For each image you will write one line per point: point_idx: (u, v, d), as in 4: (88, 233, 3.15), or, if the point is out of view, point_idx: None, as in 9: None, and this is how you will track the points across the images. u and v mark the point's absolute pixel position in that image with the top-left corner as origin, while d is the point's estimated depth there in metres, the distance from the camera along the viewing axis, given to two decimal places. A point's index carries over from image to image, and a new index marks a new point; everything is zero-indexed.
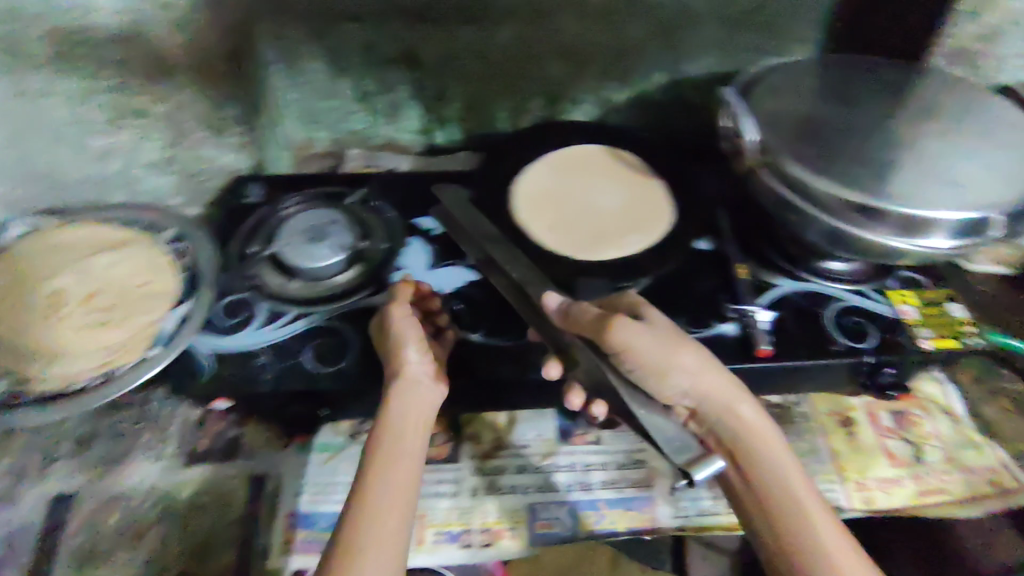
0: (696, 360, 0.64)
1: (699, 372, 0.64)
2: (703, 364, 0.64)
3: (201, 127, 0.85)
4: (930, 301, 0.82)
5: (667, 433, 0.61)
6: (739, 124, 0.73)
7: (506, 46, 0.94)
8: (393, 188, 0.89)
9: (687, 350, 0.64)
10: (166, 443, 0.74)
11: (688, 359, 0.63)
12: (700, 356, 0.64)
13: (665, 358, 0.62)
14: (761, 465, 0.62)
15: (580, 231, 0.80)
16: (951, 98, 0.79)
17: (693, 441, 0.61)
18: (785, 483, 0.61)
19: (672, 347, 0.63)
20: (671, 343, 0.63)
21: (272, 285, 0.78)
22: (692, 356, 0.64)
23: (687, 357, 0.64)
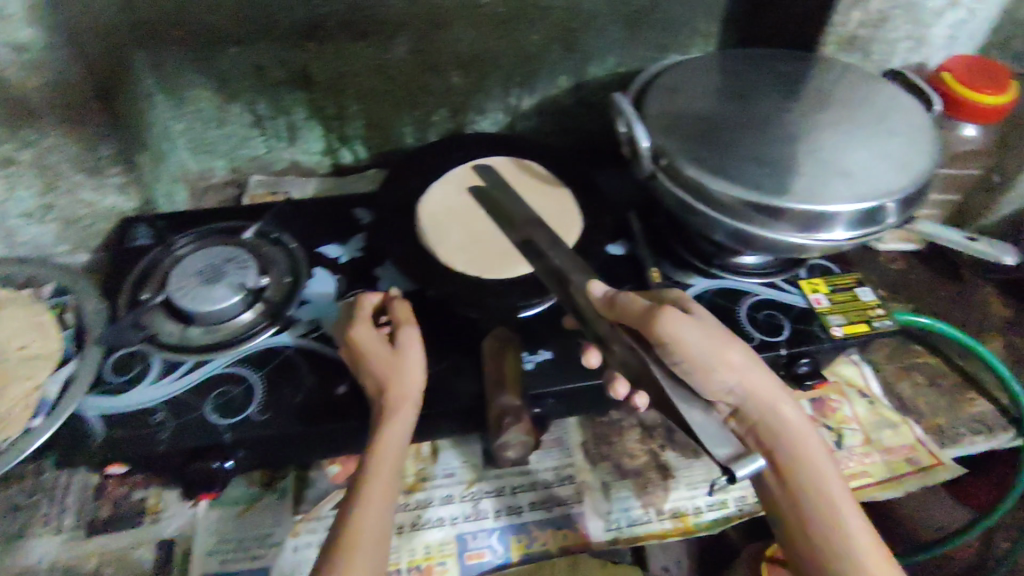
0: (743, 358, 0.62)
1: (744, 370, 0.62)
2: (749, 364, 0.62)
3: (76, 171, 0.77)
4: (840, 287, 0.83)
5: (708, 429, 0.57)
6: (632, 130, 0.72)
7: (404, 60, 0.90)
8: (295, 218, 0.86)
9: (736, 348, 0.62)
10: (66, 513, 0.70)
11: (736, 357, 0.62)
12: (746, 353, 0.63)
13: (715, 355, 0.60)
14: (804, 463, 0.61)
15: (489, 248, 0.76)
16: (841, 86, 0.80)
17: (735, 440, 0.57)
18: (822, 482, 0.60)
19: (718, 342, 0.61)
20: (721, 342, 0.61)
21: (167, 334, 0.74)
22: (739, 353, 0.62)
23: (735, 354, 0.62)
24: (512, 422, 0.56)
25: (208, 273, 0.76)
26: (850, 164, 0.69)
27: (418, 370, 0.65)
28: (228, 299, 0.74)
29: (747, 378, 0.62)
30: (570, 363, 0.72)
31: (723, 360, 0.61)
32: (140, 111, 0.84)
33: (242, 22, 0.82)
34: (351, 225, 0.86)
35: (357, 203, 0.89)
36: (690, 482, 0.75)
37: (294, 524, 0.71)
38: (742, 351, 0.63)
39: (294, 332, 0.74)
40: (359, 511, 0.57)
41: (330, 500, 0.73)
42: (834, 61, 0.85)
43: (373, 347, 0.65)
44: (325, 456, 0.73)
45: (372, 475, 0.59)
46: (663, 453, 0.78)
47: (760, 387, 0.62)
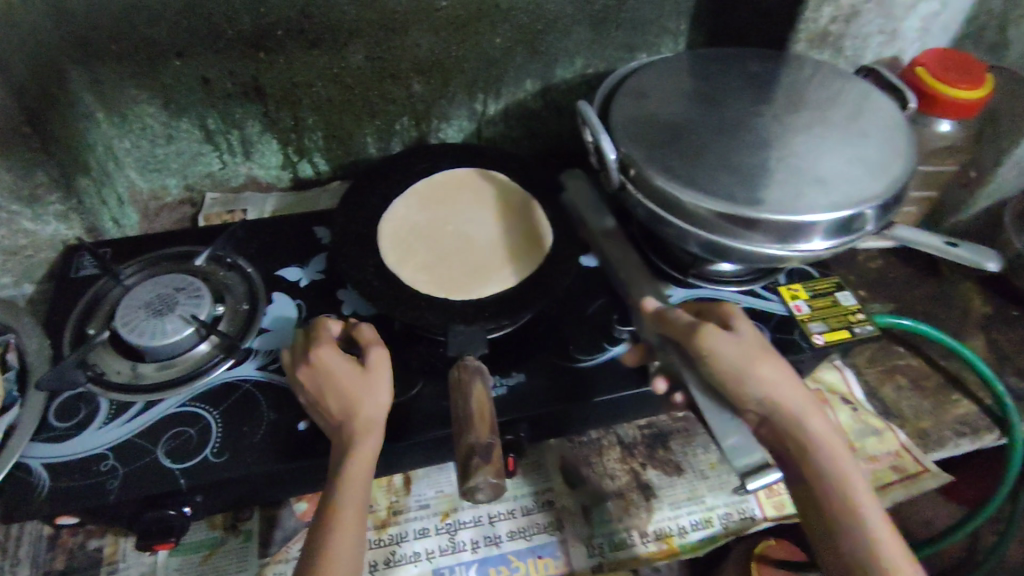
0: (777, 371, 0.58)
1: (777, 386, 0.57)
2: (785, 377, 0.58)
3: (11, 201, 0.72)
4: (820, 292, 0.80)
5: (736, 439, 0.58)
6: (599, 140, 0.69)
7: (361, 68, 0.86)
8: (252, 239, 0.82)
9: (770, 361, 0.58)
10: (16, 568, 0.66)
11: (770, 371, 0.57)
12: (782, 367, 0.58)
13: (748, 366, 0.57)
14: (842, 487, 0.56)
15: (453, 269, 0.73)
16: (813, 86, 0.78)
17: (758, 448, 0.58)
18: (860, 508, 0.55)
19: (752, 358, 0.57)
20: (755, 358, 0.57)
21: (116, 372, 0.69)
22: (775, 367, 0.58)
23: (769, 368, 0.57)
24: (481, 463, 0.51)
25: (158, 304, 0.71)
26: (825, 170, 0.67)
27: (385, 395, 0.61)
28: (180, 331, 0.69)
29: (781, 394, 0.57)
30: (545, 385, 0.69)
31: (757, 375, 0.57)
32: (79, 130, 0.79)
33: (185, 34, 0.77)
34: (312, 245, 0.82)
35: (317, 221, 0.85)
36: (673, 501, 0.73)
37: (260, 567, 0.67)
38: (777, 363, 0.58)
39: (252, 364, 0.71)
40: (332, 547, 0.55)
41: (299, 540, 0.69)
42: (806, 59, 0.83)
43: (343, 372, 0.61)
44: (290, 493, 0.69)
45: (341, 507, 0.56)
46: (644, 472, 0.75)
47: (796, 402, 0.57)
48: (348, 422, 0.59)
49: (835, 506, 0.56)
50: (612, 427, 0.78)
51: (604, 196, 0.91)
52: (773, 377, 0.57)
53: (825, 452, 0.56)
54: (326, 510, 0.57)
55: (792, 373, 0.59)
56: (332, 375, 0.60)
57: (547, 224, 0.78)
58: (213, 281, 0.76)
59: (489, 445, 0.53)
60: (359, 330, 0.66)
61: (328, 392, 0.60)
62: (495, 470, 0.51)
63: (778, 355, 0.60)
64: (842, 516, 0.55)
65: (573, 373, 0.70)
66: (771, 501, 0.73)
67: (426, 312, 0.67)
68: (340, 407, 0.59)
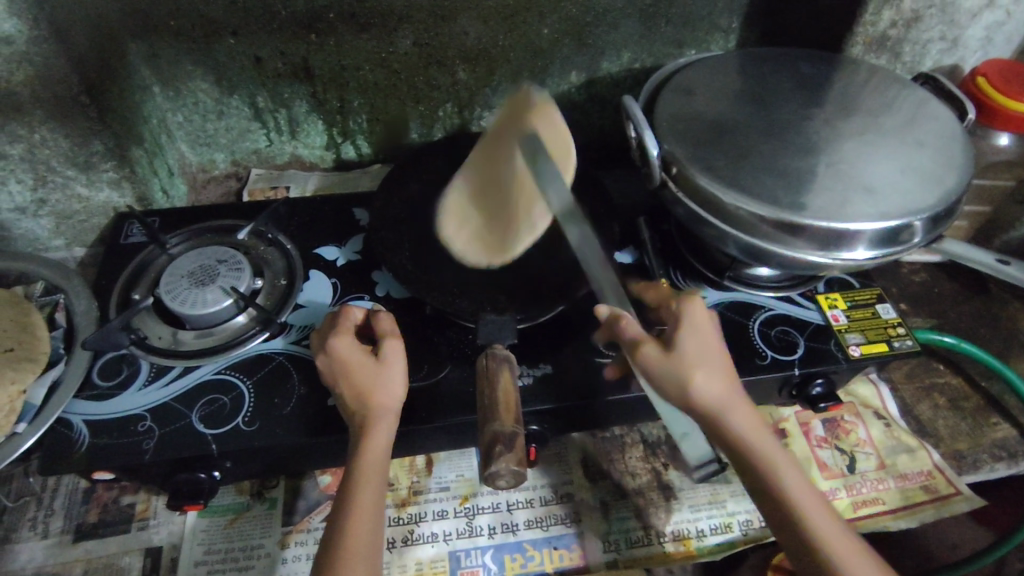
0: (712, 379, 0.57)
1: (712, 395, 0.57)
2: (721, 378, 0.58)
3: (67, 166, 0.76)
4: (859, 303, 0.79)
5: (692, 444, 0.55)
6: (642, 137, 0.68)
7: (408, 54, 0.87)
8: (294, 217, 0.83)
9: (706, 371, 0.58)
10: (54, 518, 0.69)
11: (705, 381, 0.57)
12: (717, 373, 0.58)
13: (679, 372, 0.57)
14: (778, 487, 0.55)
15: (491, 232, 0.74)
16: (868, 92, 0.76)
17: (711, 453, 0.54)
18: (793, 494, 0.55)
19: (690, 372, 0.57)
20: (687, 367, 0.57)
21: (157, 337, 0.72)
22: (711, 376, 0.57)
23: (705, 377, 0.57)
24: (504, 451, 0.51)
25: (200, 274, 0.73)
26: (875, 178, 0.65)
27: (399, 385, 0.63)
28: (219, 302, 0.71)
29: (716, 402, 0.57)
30: (571, 379, 0.69)
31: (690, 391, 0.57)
32: (136, 102, 0.81)
33: (240, 13, 0.79)
34: (350, 226, 0.84)
35: (356, 202, 0.86)
36: (693, 504, 0.73)
37: (282, 535, 0.69)
38: (713, 371, 0.58)
39: (287, 338, 0.72)
40: (352, 528, 0.56)
41: (321, 512, 0.71)
42: (862, 63, 0.80)
43: (358, 359, 0.63)
44: (315, 466, 0.71)
45: (357, 489, 0.57)
46: (666, 473, 0.75)
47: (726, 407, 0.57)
48: (363, 408, 0.60)
49: (773, 506, 0.55)
50: (636, 425, 0.78)
51: (643, 194, 0.91)
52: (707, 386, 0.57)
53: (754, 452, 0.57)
54: (343, 494, 0.58)
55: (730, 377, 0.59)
56: (345, 364, 0.62)
57: (583, 217, 0.77)
58: (254, 255, 0.78)
59: (513, 433, 0.53)
60: (377, 320, 0.67)
61: (341, 379, 0.62)
62: (517, 458, 0.51)
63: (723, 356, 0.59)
64: (782, 514, 0.55)
65: (599, 369, 0.70)
66: None
67: (458, 298, 0.68)
68: (354, 394, 0.61)
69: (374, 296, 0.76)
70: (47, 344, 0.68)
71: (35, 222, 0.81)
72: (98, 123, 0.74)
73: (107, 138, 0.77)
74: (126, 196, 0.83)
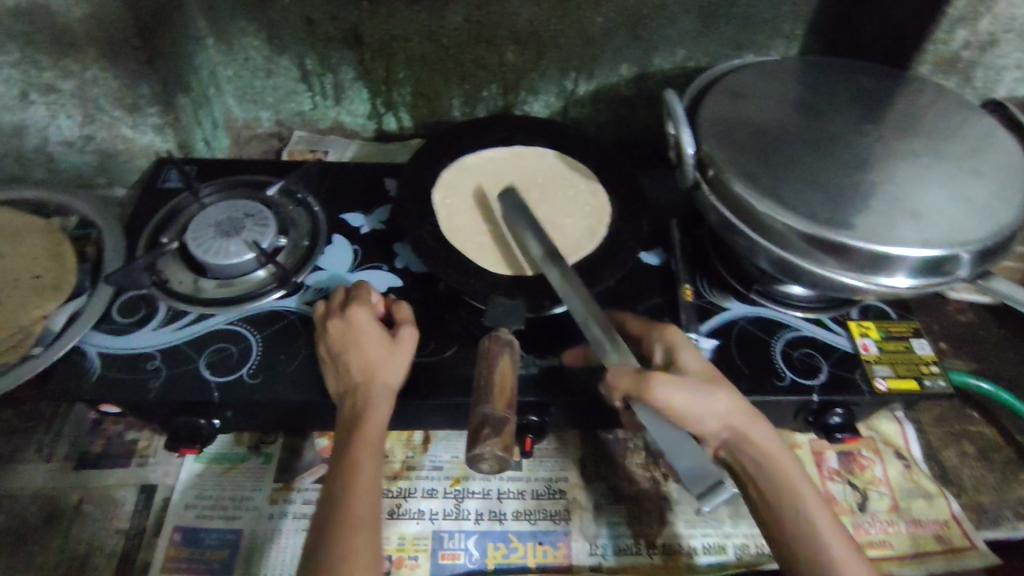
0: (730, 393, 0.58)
1: (735, 406, 0.58)
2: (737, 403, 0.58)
3: (114, 107, 0.79)
4: (894, 335, 0.74)
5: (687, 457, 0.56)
6: (681, 134, 0.67)
7: (458, 30, 0.86)
8: (325, 181, 0.84)
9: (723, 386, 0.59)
10: (60, 444, 0.72)
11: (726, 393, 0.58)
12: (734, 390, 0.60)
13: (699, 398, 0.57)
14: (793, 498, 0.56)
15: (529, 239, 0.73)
16: (930, 114, 0.72)
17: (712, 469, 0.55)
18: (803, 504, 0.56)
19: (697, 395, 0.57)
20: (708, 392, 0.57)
21: (177, 281, 0.73)
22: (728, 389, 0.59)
23: (721, 393, 0.58)
24: (491, 435, 0.50)
25: (227, 225, 0.73)
26: (924, 204, 0.61)
27: (403, 369, 0.63)
28: (241, 255, 0.71)
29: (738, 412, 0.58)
30: (578, 374, 0.67)
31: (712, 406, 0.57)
32: (187, 52, 0.82)
33: None
34: (379, 195, 0.83)
35: (388, 173, 0.86)
36: (690, 519, 0.70)
37: (272, 491, 0.70)
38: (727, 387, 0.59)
39: (301, 298, 0.73)
40: (357, 493, 0.55)
41: (313, 474, 0.71)
42: (929, 83, 0.76)
43: (373, 335, 0.63)
44: (313, 427, 0.71)
45: (358, 461, 0.57)
46: (665, 484, 0.73)
47: (746, 419, 0.58)
48: (366, 383, 0.61)
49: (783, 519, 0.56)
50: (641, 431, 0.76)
51: (680, 197, 0.88)
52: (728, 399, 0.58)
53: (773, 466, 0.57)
54: (342, 464, 0.57)
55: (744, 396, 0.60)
56: (359, 335, 0.63)
57: (613, 211, 0.75)
58: (281, 214, 0.79)
59: (503, 418, 0.52)
60: (398, 308, 0.67)
61: (352, 349, 0.62)
62: (504, 444, 0.50)
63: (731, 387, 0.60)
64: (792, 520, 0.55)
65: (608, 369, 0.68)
66: None
67: (473, 279, 0.67)
68: (362, 367, 0.61)
69: (392, 268, 0.76)
70: (72, 274, 0.71)
71: (80, 157, 0.84)
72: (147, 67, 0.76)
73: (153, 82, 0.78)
74: (168, 142, 0.86)
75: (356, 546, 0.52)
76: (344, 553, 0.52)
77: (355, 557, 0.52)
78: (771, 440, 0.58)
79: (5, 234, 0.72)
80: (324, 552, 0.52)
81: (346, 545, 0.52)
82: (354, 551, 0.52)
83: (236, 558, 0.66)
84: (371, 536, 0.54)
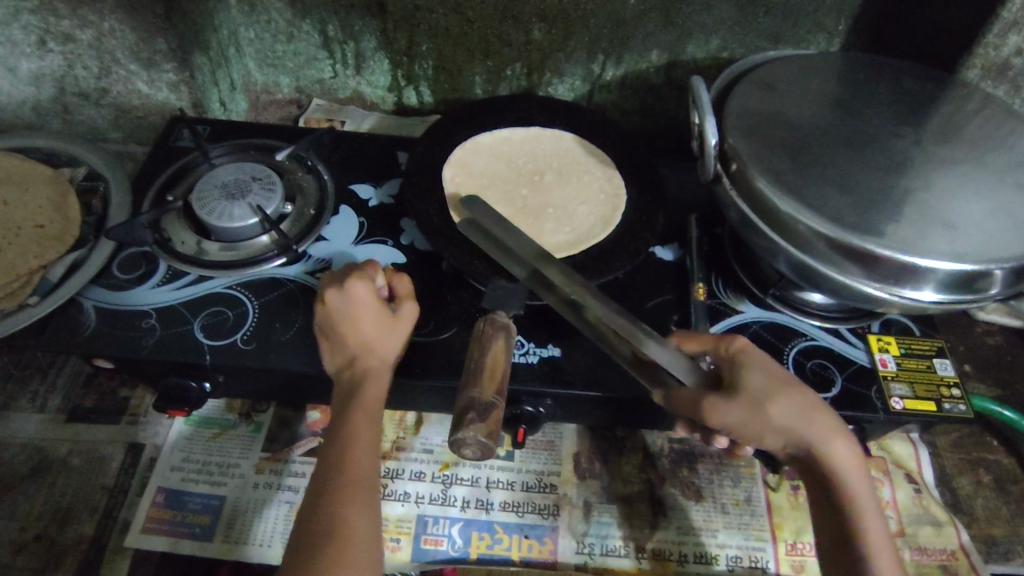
0: (793, 409, 0.54)
1: (801, 422, 0.54)
2: (811, 413, 0.54)
3: (130, 60, 0.78)
4: (916, 353, 0.70)
5: None
6: (703, 123, 0.63)
7: (484, 3, 0.83)
8: (337, 150, 0.82)
9: (787, 400, 0.54)
10: (54, 395, 0.72)
11: (789, 409, 0.54)
12: (805, 401, 0.55)
13: (771, 412, 0.53)
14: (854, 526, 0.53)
15: (541, 228, 0.70)
16: (977, 121, 0.67)
17: None
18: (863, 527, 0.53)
19: (760, 411, 0.53)
20: (773, 400, 0.54)
21: (179, 240, 0.72)
22: (795, 402, 0.54)
23: (782, 408, 0.54)
24: (475, 419, 0.48)
25: (233, 188, 0.72)
26: (958, 214, 0.58)
27: (400, 345, 0.61)
28: (244, 219, 0.70)
29: (798, 426, 0.54)
30: (578, 367, 0.65)
31: (772, 426, 0.53)
32: (207, 9, 0.81)
33: None
34: (390, 168, 0.81)
35: (402, 145, 0.84)
36: (683, 526, 0.68)
37: (259, 460, 0.69)
38: (793, 399, 0.54)
39: (302, 267, 0.71)
40: (353, 465, 0.54)
41: (302, 446, 0.70)
42: (977, 89, 0.71)
43: (375, 309, 0.61)
44: (305, 399, 0.70)
45: (355, 434, 0.55)
46: (661, 487, 0.70)
47: (811, 437, 0.54)
48: (364, 356, 0.59)
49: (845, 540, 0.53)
50: (640, 431, 0.73)
51: (702, 192, 0.84)
52: (787, 416, 0.54)
53: (838, 488, 0.54)
54: (337, 435, 0.56)
55: (818, 404, 0.55)
56: (357, 311, 0.60)
57: (628, 201, 0.72)
58: (289, 180, 0.77)
59: (490, 403, 0.50)
60: (398, 279, 0.65)
61: (349, 324, 0.60)
62: (488, 430, 0.48)
63: (807, 394, 0.55)
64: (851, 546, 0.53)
65: (611, 363, 0.65)
66: (791, 561, 0.66)
67: (475, 260, 0.65)
68: (358, 342, 0.60)
69: (397, 243, 0.74)
70: (77, 227, 0.71)
71: (95, 110, 0.85)
72: (164, 22, 0.74)
73: (170, 39, 0.76)
74: (183, 99, 0.84)
75: (351, 518, 0.51)
76: (337, 523, 0.51)
77: (348, 528, 0.51)
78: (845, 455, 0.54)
79: (14, 182, 0.72)
80: (317, 521, 0.51)
81: (330, 523, 0.51)
82: (343, 526, 0.51)
83: (217, 524, 0.65)
84: (367, 506, 0.53)
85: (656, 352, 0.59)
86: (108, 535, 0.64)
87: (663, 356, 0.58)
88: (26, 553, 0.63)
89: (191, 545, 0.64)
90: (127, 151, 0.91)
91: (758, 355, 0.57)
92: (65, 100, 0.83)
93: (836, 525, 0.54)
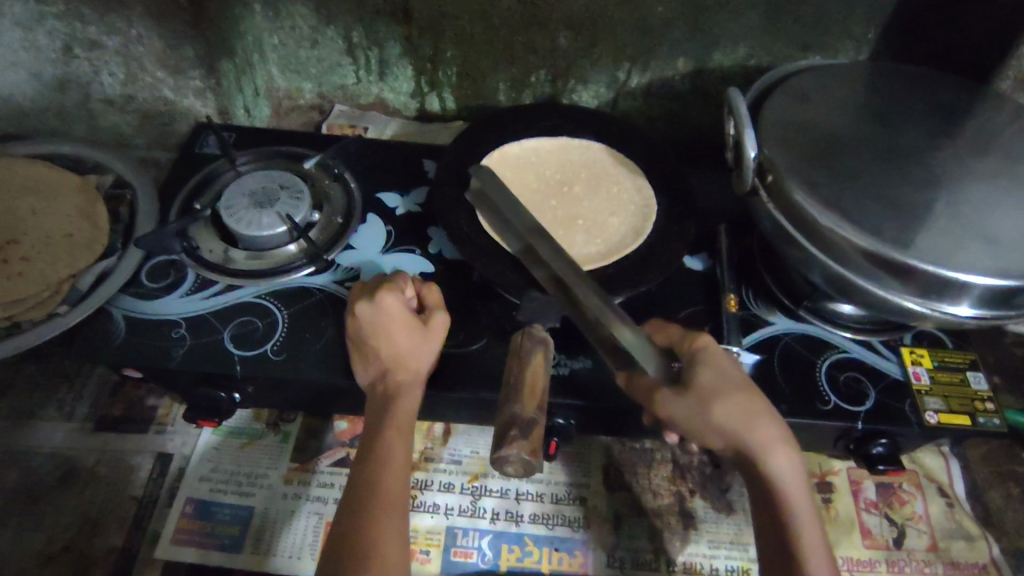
0: (735, 406, 0.55)
1: (744, 423, 0.54)
2: (751, 411, 0.55)
3: (156, 67, 0.78)
4: (948, 365, 0.70)
5: None
6: (741, 134, 0.62)
7: (511, 10, 0.83)
8: (363, 158, 0.82)
9: (728, 398, 0.55)
10: (81, 404, 0.72)
11: (726, 405, 0.55)
12: (751, 400, 0.56)
13: (703, 408, 0.54)
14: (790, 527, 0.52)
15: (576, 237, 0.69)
16: (1016, 132, 0.66)
17: None
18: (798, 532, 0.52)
19: (697, 407, 0.55)
20: (706, 398, 0.55)
21: (206, 249, 0.71)
22: (735, 402, 0.55)
23: (722, 403, 0.55)
24: (518, 436, 0.48)
25: (261, 196, 0.71)
26: (1001, 229, 0.57)
27: (431, 359, 0.61)
28: (273, 228, 0.69)
29: (741, 426, 0.54)
30: (609, 380, 0.64)
31: (709, 420, 0.54)
32: (235, 17, 0.80)
33: None
34: (415, 176, 0.81)
35: (427, 153, 0.83)
36: (713, 539, 0.67)
37: (287, 471, 0.69)
38: (736, 396, 0.55)
39: (330, 276, 0.71)
40: (385, 483, 0.54)
41: (331, 456, 0.70)
42: (1010, 98, 0.71)
43: (406, 322, 0.60)
44: (333, 409, 0.70)
45: (388, 451, 0.55)
46: (691, 500, 0.70)
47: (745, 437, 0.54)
48: (396, 371, 0.59)
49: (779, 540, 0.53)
50: (670, 443, 0.72)
51: (730, 200, 0.84)
52: (728, 414, 0.54)
53: (773, 487, 0.53)
54: (369, 451, 0.55)
55: (758, 405, 0.56)
56: (389, 325, 0.60)
57: (659, 211, 0.71)
58: (316, 187, 0.77)
59: (532, 420, 0.49)
60: (427, 291, 0.64)
61: (380, 335, 0.60)
62: (531, 447, 0.48)
63: (754, 396, 0.56)
64: (783, 546, 0.52)
65: None
66: None
67: (504, 270, 0.64)
68: (391, 355, 0.59)
69: (425, 252, 0.74)
70: (105, 236, 0.70)
71: (120, 116, 0.85)
72: (192, 28, 0.73)
73: (197, 46, 0.75)
74: (208, 106, 0.84)
75: (388, 536, 0.51)
76: (373, 545, 0.50)
77: (389, 549, 0.50)
78: (779, 453, 0.54)
79: (42, 189, 0.72)
80: (356, 540, 0.50)
81: (365, 542, 0.50)
82: (376, 545, 0.50)
83: (246, 535, 0.65)
84: (401, 528, 0.52)
85: (625, 340, 0.56)
86: (137, 546, 0.64)
87: (629, 341, 0.56)
88: (54, 564, 0.63)
89: (221, 557, 0.64)
90: (151, 157, 0.91)
91: (717, 356, 0.58)
92: (90, 106, 0.84)
93: (775, 530, 0.53)
